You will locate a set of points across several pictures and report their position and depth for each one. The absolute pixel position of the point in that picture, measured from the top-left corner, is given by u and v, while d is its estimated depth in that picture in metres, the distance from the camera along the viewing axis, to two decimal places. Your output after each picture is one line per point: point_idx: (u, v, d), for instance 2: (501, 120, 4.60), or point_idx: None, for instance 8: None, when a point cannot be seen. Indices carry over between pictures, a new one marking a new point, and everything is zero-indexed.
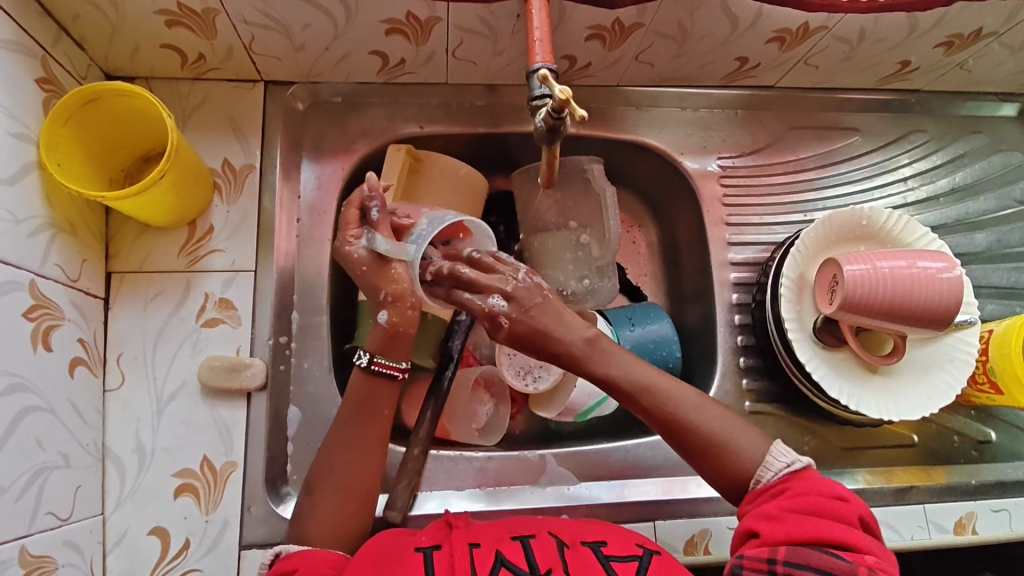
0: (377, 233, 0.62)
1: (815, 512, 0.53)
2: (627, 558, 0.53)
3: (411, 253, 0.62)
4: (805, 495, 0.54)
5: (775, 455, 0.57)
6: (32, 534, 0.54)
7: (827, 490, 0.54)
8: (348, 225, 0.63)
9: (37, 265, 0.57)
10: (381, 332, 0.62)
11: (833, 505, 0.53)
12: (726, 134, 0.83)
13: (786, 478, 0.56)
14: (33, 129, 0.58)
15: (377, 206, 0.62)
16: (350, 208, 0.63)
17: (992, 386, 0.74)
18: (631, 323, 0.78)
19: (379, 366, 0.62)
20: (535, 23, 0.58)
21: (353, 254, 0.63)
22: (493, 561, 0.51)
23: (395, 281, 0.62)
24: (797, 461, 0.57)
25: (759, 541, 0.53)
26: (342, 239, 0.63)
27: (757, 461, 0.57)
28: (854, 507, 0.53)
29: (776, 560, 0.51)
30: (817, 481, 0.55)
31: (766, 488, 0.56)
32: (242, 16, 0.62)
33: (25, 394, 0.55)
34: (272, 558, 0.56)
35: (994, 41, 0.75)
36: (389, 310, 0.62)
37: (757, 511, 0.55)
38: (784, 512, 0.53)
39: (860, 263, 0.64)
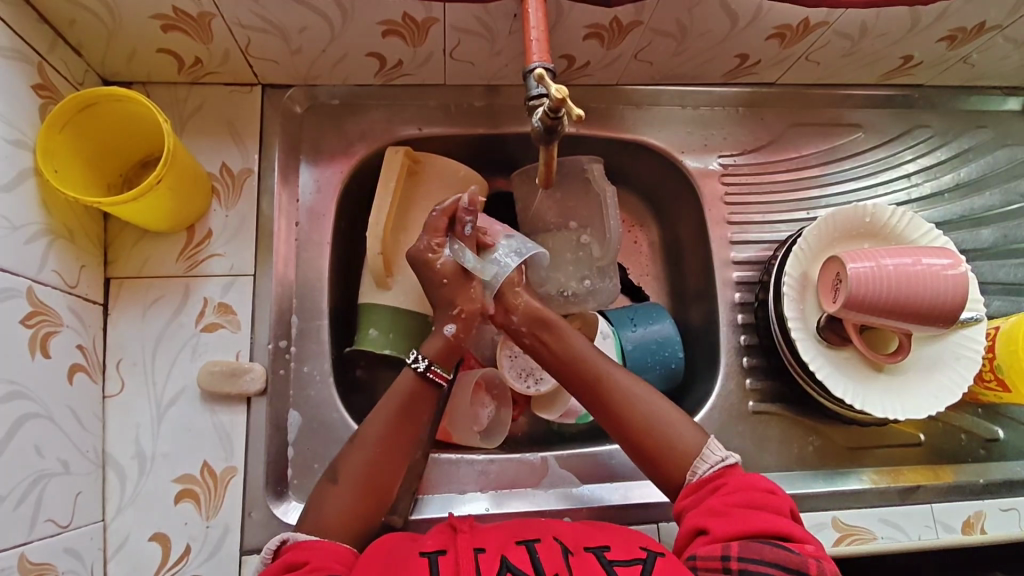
0: (465, 249, 0.67)
1: (754, 506, 0.55)
2: (630, 563, 0.52)
3: (495, 274, 0.67)
4: (740, 491, 0.56)
5: (711, 448, 0.60)
6: (31, 542, 0.54)
7: (759, 484, 0.57)
8: (434, 232, 0.66)
9: (34, 271, 0.57)
10: (443, 343, 0.66)
11: (768, 499, 0.56)
12: (727, 132, 0.82)
13: (719, 472, 0.59)
14: (29, 134, 0.58)
15: (471, 223, 0.66)
16: (442, 215, 0.66)
17: (999, 384, 0.73)
18: (634, 324, 0.78)
19: (434, 375, 0.63)
20: (531, 22, 0.58)
21: (437, 264, 0.66)
22: (499, 565, 0.50)
23: (471, 299, 0.66)
24: (730, 456, 0.60)
25: (710, 539, 0.54)
26: (425, 245, 0.66)
27: (692, 454, 0.60)
28: (785, 500, 0.56)
29: (731, 556, 0.51)
30: (749, 478, 0.58)
31: (701, 483, 0.59)
32: (238, 20, 0.62)
33: (23, 402, 0.55)
34: (278, 545, 0.56)
35: (998, 34, 0.74)
36: (458, 324, 0.66)
37: (702, 510, 0.56)
38: (727, 508, 0.55)
39: (865, 261, 0.63)
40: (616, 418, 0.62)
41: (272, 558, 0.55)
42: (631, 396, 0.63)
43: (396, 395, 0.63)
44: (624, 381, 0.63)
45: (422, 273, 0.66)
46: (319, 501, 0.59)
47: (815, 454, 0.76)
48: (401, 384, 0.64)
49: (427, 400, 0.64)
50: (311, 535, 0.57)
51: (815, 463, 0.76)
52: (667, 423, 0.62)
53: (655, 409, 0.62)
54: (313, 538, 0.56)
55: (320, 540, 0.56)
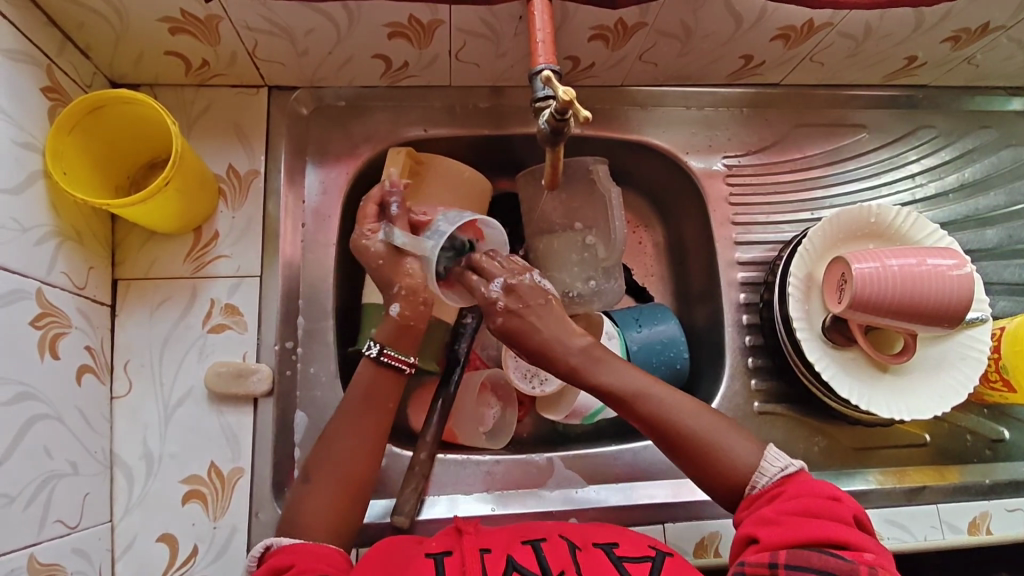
0: (395, 227, 0.65)
1: (811, 513, 0.53)
2: (640, 559, 0.53)
3: (427, 249, 0.63)
4: (799, 498, 0.55)
5: (769, 459, 0.58)
6: (40, 543, 0.54)
7: (820, 492, 0.55)
8: (366, 219, 0.66)
9: (43, 273, 0.57)
10: (391, 325, 0.65)
11: (828, 507, 0.54)
12: (731, 133, 0.82)
13: (780, 482, 0.57)
14: (38, 137, 0.58)
15: (396, 202, 0.66)
16: (371, 204, 0.67)
17: (1004, 384, 0.73)
18: (638, 324, 0.78)
19: (388, 358, 0.64)
20: (537, 24, 0.58)
21: (369, 247, 0.65)
22: (504, 564, 0.51)
23: (408, 275, 0.65)
24: (790, 465, 0.58)
25: (761, 546, 0.53)
26: (360, 233, 0.66)
27: (752, 468, 0.58)
28: (848, 508, 0.54)
29: (777, 563, 0.51)
30: (810, 485, 0.56)
31: (760, 495, 0.57)
32: (245, 22, 0.62)
33: (32, 403, 0.55)
34: (262, 552, 0.55)
35: (1002, 35, 0.74)
36: (401, 303, 0.65)
37: (755, 518, 0.55)
38: (781, 514, 0.54)
39: (869, 262, 0.63)
40: (672, 441, 0.60)
41: (259, 564, 0.55)
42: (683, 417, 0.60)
43: (364, 387, 0.63)
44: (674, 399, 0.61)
45: (362, 260, 0.66)
46: (306, 494, 0.59)
47: (821, 455, 0.76)
48: (363, 374, 0.64)
49: (385, 386, 0.64)
50: (296, 537, 0.56)
51: (820, 464, 0.76)
52: (723, 438, 0.60)
53: (708, 425, 0.60)
54: (298, 541, 0.56)
55: (305, 542, 0.56)
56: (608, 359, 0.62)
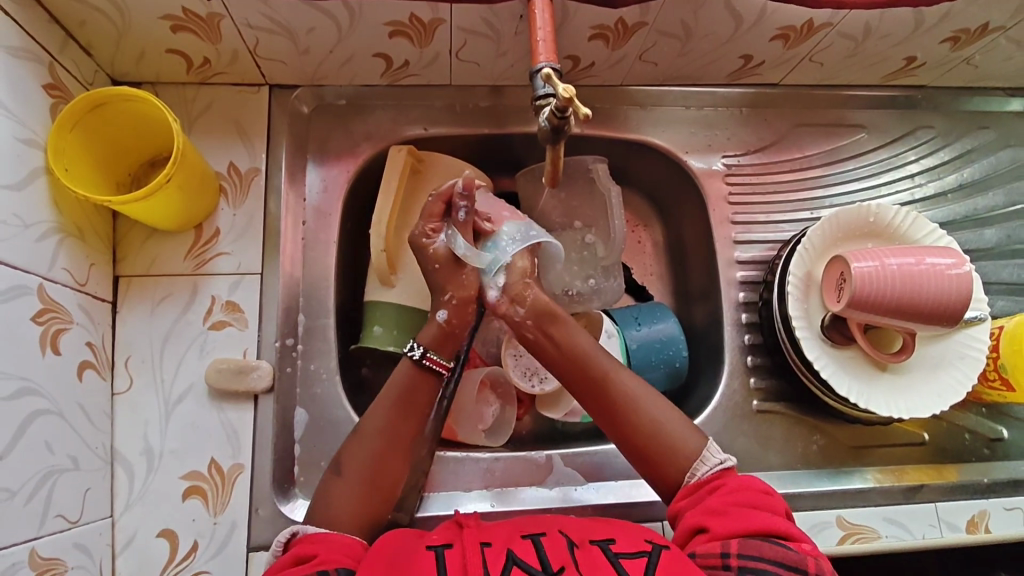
0: (458, 234, 0.67)
1: (752, 505, 0.55)
2: (636, 555, 0.52)
3: (488, 261, 0.67)
4: (739, 490, 0.56)
5: (711, 450, 0.60)
6: (41, 537, 0.54)
7: (757, 484, 0.57)
8: (430, 217, 0.68)
9: (45, 269, 0.58)
10: (436, 329, 0.67)
11: (766, 498, 0.56)
12: (731, 133, 0.82)
13: (718, 474, 0.59)
14: (40, 133, 0.58)
15: (464, 209, 0.67)
16: (437, 200, 0.67)
17: (1003, 383, 0.73)
18: (638, 323, 0.78)
19: (430, 362, 0.64)
20: (538, 23, 0.58)
21: (428, 248, 0.67)
22: (504, 560, 0.50)
23: (463, 286, 0.68)
24: (728, 458, 0.60)
25: (709, 536, 0.53)
26: (419, 229, 0.68)
27: (691, 455, 0.60)
28: (781, 501, 0.57)
29: (730, 554, 0.51)
30: (745, 478, 0.58)
31: (700, 484, 0.58)
32: (248, 21, 0.63)
33: (34, 398, 0.55)
34: (288, 537, 0.56)
35: (1001, 35, 0.74)
36: (449, 311, 0.68)
37: (701, 509, 0.56)
38: (727, 506, 0.55)
39: (868, 260, 0.63)
40: (618, 418, 0.62)
41: (282, 550, 0.56)
42: (635, 395, 0.62)
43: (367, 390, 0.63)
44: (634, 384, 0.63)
45: (417, 257, 0.68)
46: None
47: (819, 454, 0.76)
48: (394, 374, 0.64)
49: (421, 388, 0.64)
50: (320, 527, 0.57)
51: (818, 463, 0.76)
52: (668, 422, 0.61)
53: (654, 407, 0.62)
54: (322, 531, 0.56)
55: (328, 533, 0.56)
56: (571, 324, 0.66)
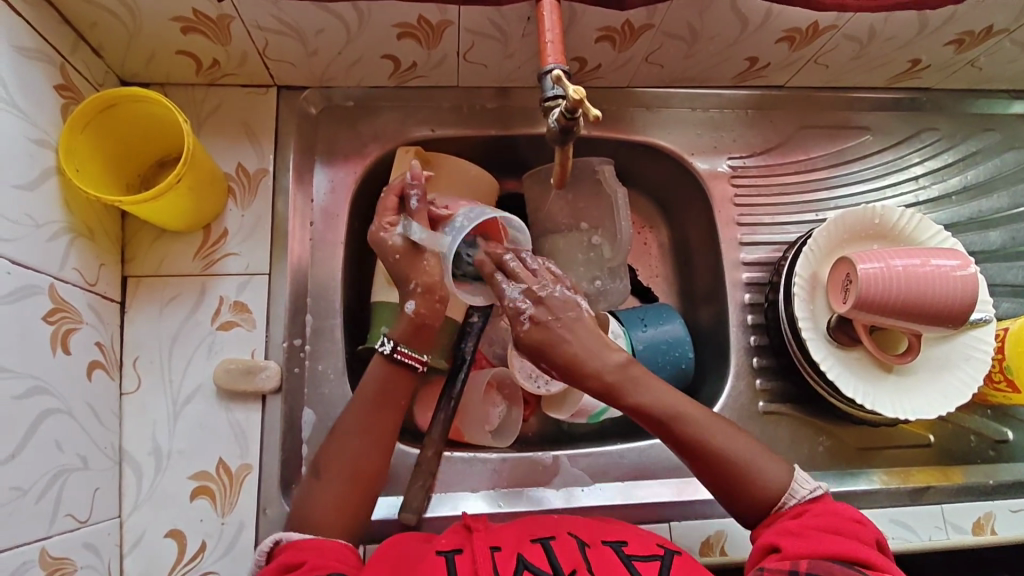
0: (414, 221, 0.65)
1: (835, 531, 0.54)
2: (649, 558, 0.53)
3: (446, 244, 0.65)
4: (824, 517, 0.55)
5: (799, 481, 0.59)
6: (51, 536, 0.54)
7: (845, 513, 0.56)
8: (386, 212, 0.67)
9: (56, 269, 0.58)
10: (407, 323, 0.66)
11: (851, 527, 0.54)
12: (737, 135, 0.83)
13: (807, 503, 0.58)
14: (51, 134, 0.59)
15: (416, 195, 0.65)
16: (391, 194, 0.67)
17: (1008, 385, 0.73)
18: (644, 324, 0.78)
19: (402, 356, 0.64)
20: (546, 25, 0.59)
21: (387, 241, 0.66)
22: (515, 563, 0.50)
23: (426, 272, 0.65)
24: (819, 487, 0.59)
25: (781, 555, 0.53)
26: (378, 226, 0.67)
27: (781, 489, 0.58)
28: (871, 531, 0.55)
29: (798, 569, 0.50)
30: (833, 506, 0.57)
31: (783, 511, 0.58)
32: (257, 22, 0.63)
33: (44, 397, 0.55)
34: (272, 546, 0.56)
35: (1006, 38, 0.74)
36: (417, 301, 0.65)
37: (777, 530, 0.56)
38: (806, 529, 0.54)
39: (874, 262, 0.64)
40: (710, 469, 0.59)
41: (267, 559, 0.56)
42: (721, 442, 0.59)
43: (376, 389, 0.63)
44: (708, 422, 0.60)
45: (380, 254, 0.67)
46: (314, 492, 0.59)
47: (825, 455, 0.76)
48: (404, 375, 0.64)
49: None
50: (305, 533, 0.57)
51: (824, 464, 0.76)
52: (755, 462, 0.59)
53: (741, 450, 0.59)
54: (307, 537, 0.56)
55: (313, 537, 0.56)
56: (644, 379, 0.60)
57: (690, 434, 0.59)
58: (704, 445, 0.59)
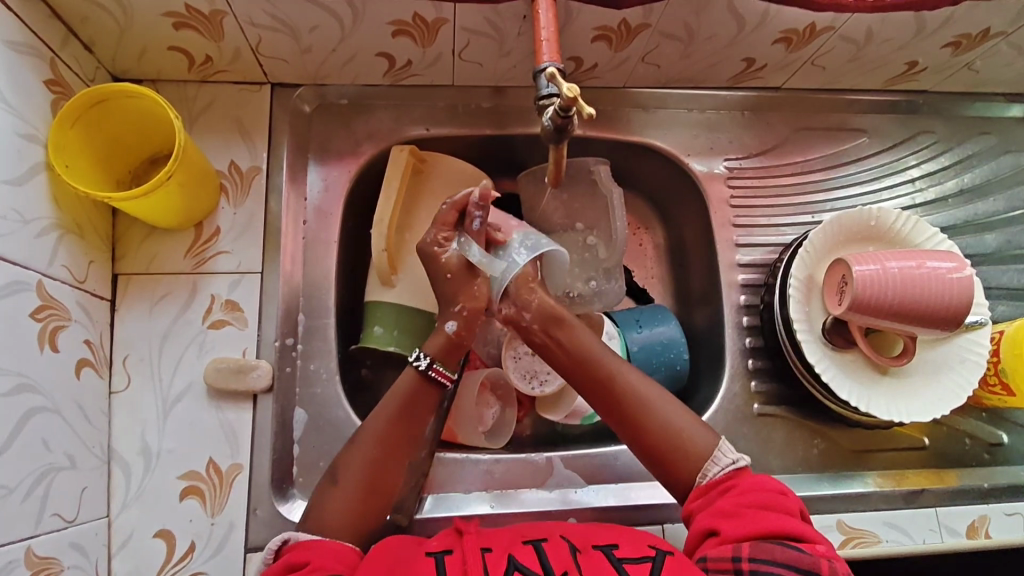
0: (472, 242, 0.67)
1: (765, 507, 0.54)
2: (640, 560, 0.52)
3: (501, 270, 0.67)
4: (752, 492, 0.56)
5: (722, 451, 0.60)
6: (37, 536, 0.54)
7: (770, 486, 0.57)
8: (443, 225, 0.66)
9: (44, 265, 0.57)
10: (443, 341, 0.66)
11: (779, 500, 0.55)
12: (733, 136, 0.82)
13: (730, 474, 0.58)
14: (40, 130, 0.58)
15: (480, 218, 0.66)
16: (451, 209, 0.66)
17: (1003, 388, 0.73)
18: (639, 326, 0.78)
19: (436, 373, 0.64)
20: (541, 23, 0.58)
21: (441, 257, 0.66)
22: (506, 564, 0.50)
23: (475, 297, 0.67)
24: (741, 458, 0.59)
25: (721, 540, 0.53)
26: (432, 238, 0.66)
27: (704, 454, 0.60)
28: (794, 501, 0.56)
29: (742, 558, 0.50)
30: (759, 479, 0.57)
31: (711, 486, 0.58)
32: (250, 18, 0.63)
33: (31, 395, 0.54)
34: (278, 546, 0.55)
35: (1002, 41, 0.74)
36: (458, 321, 0.67)
37: (711, 512, 0.56)
38: (738, 508, 0.55)
39: (869, 264, 0.63)
40: (633, 421, 0.62)
41: (274, 558, 0.55)
42: (650, 397, 0.62)
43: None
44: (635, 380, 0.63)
45: (428, 268, 0.67)
46: None
47: (820, 458, 0.76)
48: (394, 377, 0.63)
49: (422, 395, 0.63)
50: (313, 534, 0.56)
51: (819, 467, 0.76)
52: (679, 421, 0.61)
53: (665, 408, 0.62)
54: (315, 538, 0.56)
55: (322, 539, 0.55)
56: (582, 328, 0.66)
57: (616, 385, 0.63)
58: (628, 397, 0.62)
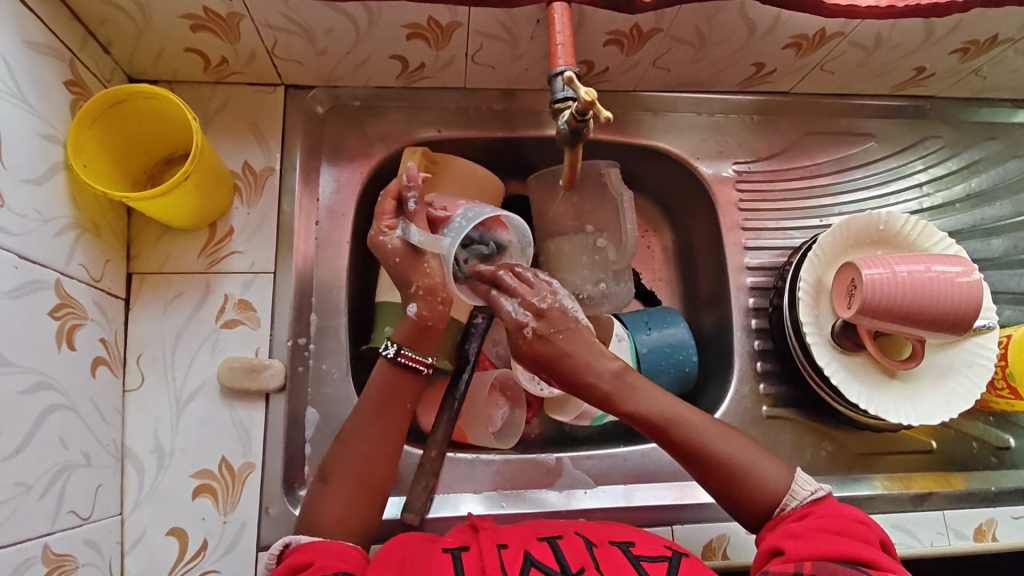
0: (411, 224, 0.64)
1: (837, 531, 0.54)
2: (657, 558, 0.53)
3: (445, 246, 0.62)
4: (827, 517, 0.55)
5: (800, 483, 0.59)
6: (54, 533, 0.54)
7: (848, 514, 0.56)
8: (383, 215, 0.66)
9: (62, 264, 0.58)
10: (409, 325, 0.65)
11: (856, 528, 0.54)
12: (742, 140, 0.83)
13: (809, 505, 0.57)
14: (60, 130, 0.59)
15: (413, 197, 0.64)
16: (388, 198, 0.66)
17: (1011, 392, 0.73)
18: (648, 327, 0.78)
19: (405, 359, 0.64)
20: (557, 27, 0.59)
21: (387, 244, 0.65)
22: (523, 560, 0.50)
23: (427, 275, 0.65)
24: (820, 488, 0.58)
25: (784, 558, 0.53)
26: (377, 230, 0.66)
27: (782, 490, 0.58)
28: (875, 532, 0.55)
29: (803, 572, 0.50)
30: (837, 507, 0.57)
31: (788, 516, 0.57)
32: (266, 21, 0.63)
33: (49, 392, 0.55)
34: (280, 551, 0.55)
35: (1010, 47, 0.75)
36: (419, 303, 0.65)
37: (780, 533, 0.55)
38: (808, 530, 0.54)
39: (878, 268, 0.64)
40: (707, 469, 0.59)
41: (277, 562, 0.56)
42: (720, 445, 0.59)
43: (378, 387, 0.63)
44: (703, 427, 0.60)
45: (380, 258, 0.66)
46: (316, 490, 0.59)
47: (827, 460, 0.76)
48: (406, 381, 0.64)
49: (401, 386, 0.64)
50: (314, 536, 0.56)
51: (827, 469, 0.76)
52: (752, 463, 0.59)
53: (737, 452, 0.59)
54: (316, 540, 0.56)
55: (321, 540, 0.56)
56: (640, 383, 0.60)
57: (685, 435, 0.59)
58: (699, 447, 0.59)
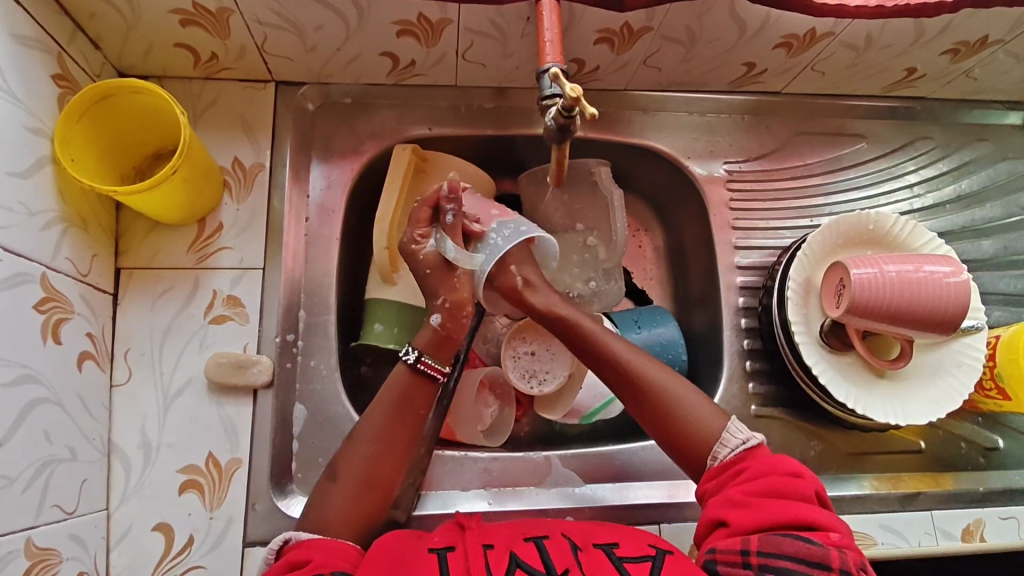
0: (447, 237, 0.67)
1: (777, 493, 0.54)
2: (639, 559, 0.52)
3: (479, 262, 0.68)
4: (765, 477, 0.56)
5: (732, 431, 0.59)
6: (37, 526, 0.54)
7: (784, 468, 0.56)
8: (418, 223, 0.68)
9: (48, 258, 0.58)
10: (431, 334, 0.66)
11: (793, 485, 0.55)
12: (732, 139, 0.83)
13: (741, 456, 0.58)
14: (47, 123, 0.59)
15: (451, 211, 0.67)
16: (425, 206, 0.67)
17: (999, 392, 0.73)
18: (638, 326, 0.78)
19: (425, 366, 0.63)
20: (545, 24, 0.59)
21: (420, 254, 0.67)
22: (508, 562, 0.50)
23: (456, 289, 0.67)
24: (751, 438, 0.59)
25: (730, 531, 0.54)
26: (410, 237, 0.68)
27: (713, 436, 0.60)
28: (810, 484, 0.55)
29: (749, 551, 0.51)
30: (772, 460, 0.57)
31: (723, 468, 0.58)
32: (256, 17, 0.63)
33: (34, 386, 0.55)
34: (279, 545, 0.55)
35: (1000, 49, 0.75)
36: (444, 315, 0.67)
37: (723, 500, 0.56)
38: (749, 496, 0.54)
39: (867, 267, 0.64)
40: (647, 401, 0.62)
41: (277, 556, 0.55)
42: (664, 381, 0.62)
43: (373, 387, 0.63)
44: (648, 364, 0.63)
45: (409, 265, 0.68)
46: None
47: (816, 460, 0.76)
48: (396, 378, 0.64)
49: (416, 394, 0.63)
50: (314, 533, 0.56)
51: (816, 468, 0.76)
52: (691, 404, 0.61)
53: (680, 392, 0.62)
54: (316, 537, 0.56)
55: (321, 538, 0.56)
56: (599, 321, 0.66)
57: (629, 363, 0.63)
58: (642, 379, 0.62)
